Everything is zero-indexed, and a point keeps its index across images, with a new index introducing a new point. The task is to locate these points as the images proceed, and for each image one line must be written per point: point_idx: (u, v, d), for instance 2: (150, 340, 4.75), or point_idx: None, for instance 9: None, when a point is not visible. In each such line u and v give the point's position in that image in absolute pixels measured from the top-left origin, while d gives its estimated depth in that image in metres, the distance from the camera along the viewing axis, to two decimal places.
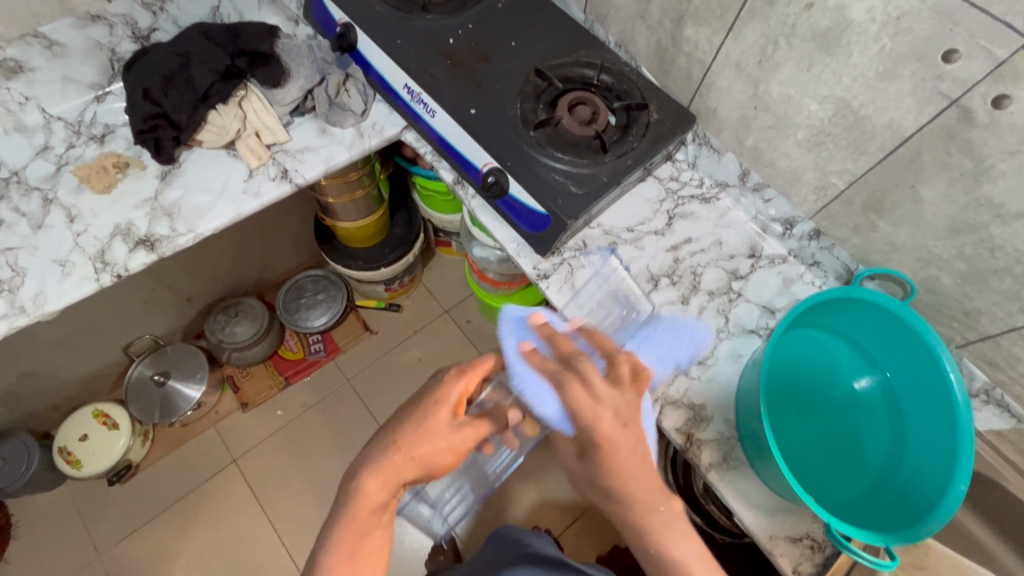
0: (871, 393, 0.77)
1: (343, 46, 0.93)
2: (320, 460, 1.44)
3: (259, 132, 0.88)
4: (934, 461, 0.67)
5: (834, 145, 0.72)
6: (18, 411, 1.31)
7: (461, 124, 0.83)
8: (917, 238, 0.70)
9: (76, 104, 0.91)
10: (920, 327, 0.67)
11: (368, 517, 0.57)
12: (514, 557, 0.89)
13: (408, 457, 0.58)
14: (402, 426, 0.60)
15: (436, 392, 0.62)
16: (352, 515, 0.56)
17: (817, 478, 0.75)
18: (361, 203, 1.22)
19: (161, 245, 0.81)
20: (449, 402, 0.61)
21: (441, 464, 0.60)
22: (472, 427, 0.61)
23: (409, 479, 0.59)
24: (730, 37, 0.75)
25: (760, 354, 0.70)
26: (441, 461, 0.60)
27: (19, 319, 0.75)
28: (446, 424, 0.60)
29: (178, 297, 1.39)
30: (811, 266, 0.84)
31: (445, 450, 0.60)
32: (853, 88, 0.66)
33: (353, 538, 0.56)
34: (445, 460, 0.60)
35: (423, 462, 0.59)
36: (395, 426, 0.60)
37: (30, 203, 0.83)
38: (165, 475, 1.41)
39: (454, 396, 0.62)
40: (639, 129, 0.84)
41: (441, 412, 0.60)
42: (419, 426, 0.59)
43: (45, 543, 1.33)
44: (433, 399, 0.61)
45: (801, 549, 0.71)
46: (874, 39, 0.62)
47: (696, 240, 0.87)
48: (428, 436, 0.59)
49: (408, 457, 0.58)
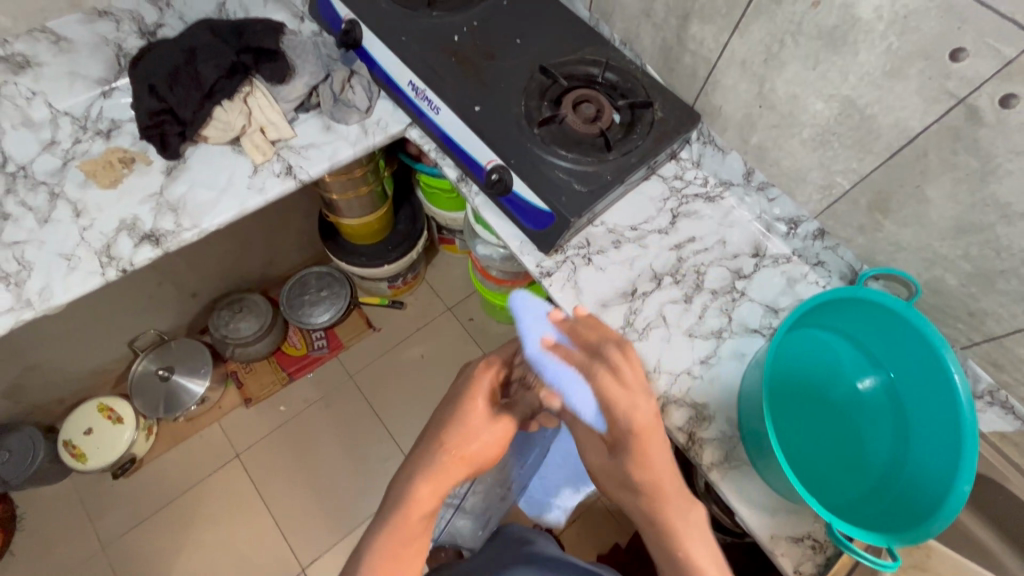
0: (874, 394, 0.77)
1: (348, 42, 0.92)
2: (322, 456, 1.45)
3: (264, 128, 0.89)
4: (937, 462, 0.67)
5: (839, 144, 0.71)
6: (24, 404, 1.32)
7: (466, 121, 0.83)
8: (922, 238, 0.70)
9: (83, 100, 0.91)
10: (925, 327, 0.67)
11: (419, 517, 0.57)
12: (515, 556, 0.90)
13: (458, 457, 0.60)
14: (447, 427, 0.62)
15: (468, 389, 0.65)
16: (404, 517, 0.57)
17: (819, 478, 0.75)
18: (365, 200, 1.22)
19: (166, 240, 0.81)
20: (483, 397, 0.64)
21: (490, 455, 0.63)
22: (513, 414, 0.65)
23: (457, 479, 0.60)
24: (735, 35, 0.75)
25: (763, 353, 0.70)
26: (487, 455, 0.62)
27: (26, 312, 0.76)
28: (486, 415, 0.63)
29: (183, 293, 1.40)
30: (816, 266, 0.84)
31: (489, 445, 0.62)
32: (859, 86, 0.66)
33: (407, 540, 0.56)
34: (492, 450, 0.63)
35: (470, 460, 0.61)
36: (438, 429, 0.63)
37: (36, 198, 0.83)
38: (169, 470, 1.42)
39: (485, 391, 0.65)
40: (643, 128, 0.83)
41: (478, 404, 0.64)
42: (463, 424, 0.62)
43: (49, 536, 1.34)
44: (468, 395, 0.64)
45: (803, 549, 0.71)
46: (881, 38, 0.61)
47: (699, 239, 0.86)
48: (472, 432, 0.61)
49: (458, 456, 0.60)
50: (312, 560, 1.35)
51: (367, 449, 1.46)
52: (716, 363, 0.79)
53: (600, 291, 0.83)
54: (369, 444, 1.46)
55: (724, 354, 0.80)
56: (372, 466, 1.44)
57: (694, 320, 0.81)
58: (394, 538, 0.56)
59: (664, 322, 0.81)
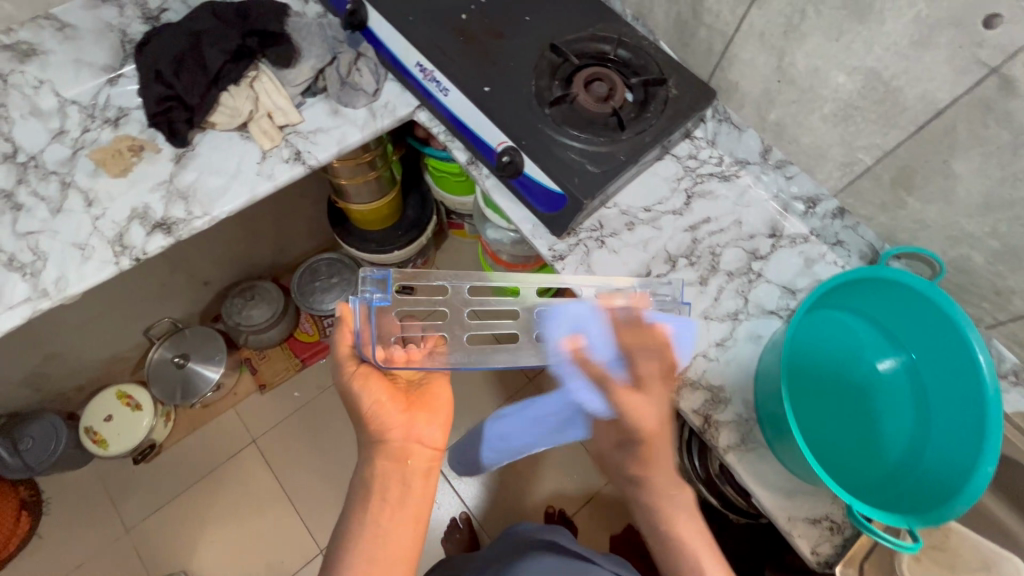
0: (894, 375, 0.76)
1: (354, 23, 0.90)
2: (336, 440, 1.47)
3: (271, 114, 0.87)
4: (960, 443, 0.66)
5: (863, 119, 0.69)
6: (45, 391, 1.34)
7: (475, 102, 0.82)
8: (948, 216, 0.68)
9: (90, 88, 0.90)
10: (949, 306, 0.65)
11: (391, 500, 0.60)
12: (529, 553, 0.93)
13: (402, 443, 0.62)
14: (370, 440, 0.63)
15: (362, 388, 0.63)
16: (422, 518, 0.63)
17: (838, 461, 0.74)
18: (374, 185, 1.21)
19: (178, 229, 0.81)
20: (361, 379, 0.63)
21: (423, 435, 0.62)
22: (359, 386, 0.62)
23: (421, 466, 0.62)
24: (753, 7, 0.72)
25: (782, 334, 0.68)
26: (408, 425, 0.62)
27: (43, 302, 0.76)
28: (391, 405, 0.62)
29: (196, 281, 1.41)
30: (835, 246, 0.82)
31: (398, 420, 0.62)
32: (885, 57, 0.63)
33: (390, 525, 0.59)
34: (427, 430, 0.63)
35: (416, 443, 0.62)
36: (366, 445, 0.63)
37: (48, 187, 0.83)
38: (188, 454, 1.45)
39: (375, 384, 0.63)
40: (657, 106, 0.81)
41: (373, 392, 0.62)
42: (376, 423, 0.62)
43: (75, 520, 1.37)
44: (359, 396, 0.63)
45: (820, 531, 0.71)
46: (910, 5, 0.59)
47: (714, 220, 0.85)
48: (394, 426, 0.62)
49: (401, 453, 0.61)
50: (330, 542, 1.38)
51: None
52: (731, 345, 0.78)
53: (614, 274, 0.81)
54: None
55: (740, 336, 0.79)
56: None
57: (710, 302, 0.80)
58: (371, 520, 0.59)
59: None
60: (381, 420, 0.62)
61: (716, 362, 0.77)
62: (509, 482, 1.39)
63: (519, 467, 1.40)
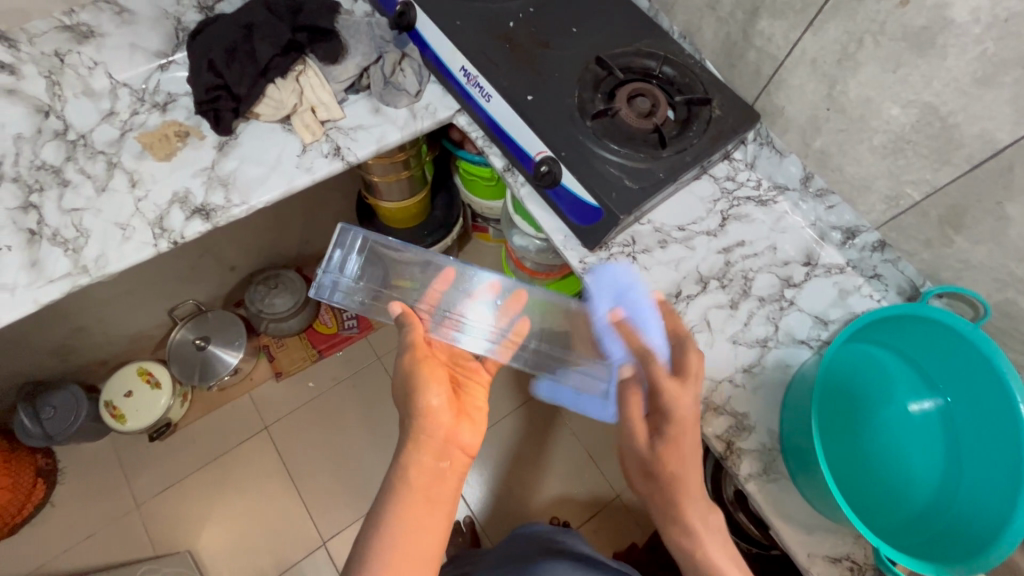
0: (927, 418, 0.74)
1: (400, 24, 0.91)
2: (348, 432, 1.48)
3: (314, 108, 0.89)
4: (996, 496, 0.64)
5: (914, 153, 0.68)
6: (71, 363, 1.37)
7: (517, 110, 0.82)
8: (996, 258, 0.66)
9: (141, 72, 0.93)
10: (993, 352, 0.63)
11: (428, 492, 0.63)
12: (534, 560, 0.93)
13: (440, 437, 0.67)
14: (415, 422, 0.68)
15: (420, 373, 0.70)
16: (411, 491, 0.63)
17: (864, 500, 0.72)
18: (405, 183, 1.22)
19: (216, 215, 0.82)
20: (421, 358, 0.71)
21: (463, 439, 0.68)
22: (421, 380, 0.69)
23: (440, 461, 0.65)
24: (808, 33, 0.71)
25: (817, 366, 0.67)
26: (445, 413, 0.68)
27: (82, 278, 0.78)
28: (438, 396, 0.69)
29: (222, 266, 1.43)
30: (871, 279, 0.81)
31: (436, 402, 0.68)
32: (944, 93, 0.62)
33: (421, 514, 0.61)
34: (470, 438, 0.69)
35: (450, 440, 0.67)
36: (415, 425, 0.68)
37: (95, 166, 0.85)
38: (201, 434, 1.47)
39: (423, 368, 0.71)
40: (699, 126, 0.80)
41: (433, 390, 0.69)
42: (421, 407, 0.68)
43: (89, 491, 1.40)
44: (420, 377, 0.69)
45: (840, 570, 0.69)
46: (976, 42, 0.58)
47: (749, 243, 0.84)
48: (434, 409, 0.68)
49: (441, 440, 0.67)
50: (333, 535, 1.38)
51: (390, 433, 1.48)
52: (759, 372, 0.77)
53: (644, 291, 0.81)
54: (392, 429, 1.48)
55: (768, 364, 0.77)
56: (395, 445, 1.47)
57: (740, 328, 0.79)
58: (408, 511, 0.61)
59: (708, 327, 0.79)
60: (428, 413, 0.67)
61: (742, 389, 0.76)
62: (516, 488, 1.38)
63: (527, 474, 1.39)
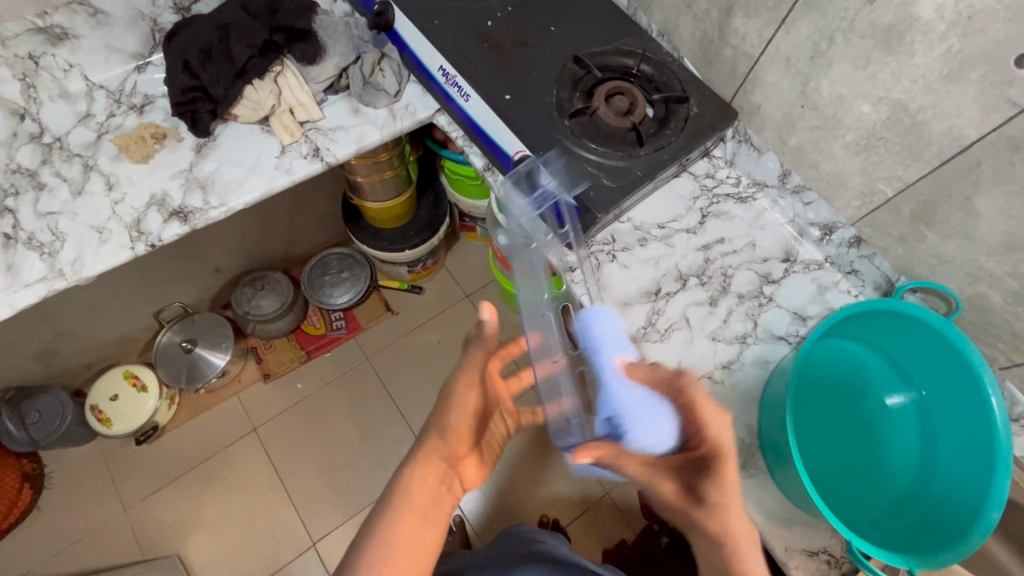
0: (904, 411, 0.75)
1: (378, 24, 0.90)
2: (337, 433, 1.48)
3: (293, 109, 0.89)
4: (969, 486, 0.64)
5: (886, 149, 0.68)
6: (55, 367, 1.36)
7: (495, 110, 0.82)
8: (967, 253, 0.66)
9: (118, 73, 0.91)
10: (963, 345, 0.64)
11: (427, 508, 0.61)
12: (520, 559, 0.93)
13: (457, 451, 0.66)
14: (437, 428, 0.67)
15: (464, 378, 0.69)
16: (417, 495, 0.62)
17: (844, 494, 0.72)
18: (390, 183, 1.22)
19: (194, 217, 0.82)
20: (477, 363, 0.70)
21: (466, 466, 0.67)
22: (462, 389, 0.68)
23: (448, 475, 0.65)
24: (781, 31, 0.72)
25: (793, 361, 0.67)
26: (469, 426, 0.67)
27: (58, 282, 0.77)
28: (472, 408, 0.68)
29: (208, 268, 1.43)
30: (848, 275, 0.81)
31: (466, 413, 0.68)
32: (912, 90, 0.62)
33: (424, 517, 0.60)
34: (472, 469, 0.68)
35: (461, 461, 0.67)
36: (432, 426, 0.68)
37: (71, 169, 0.85)
38: (188, 437, 1.46)
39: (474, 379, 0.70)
40: (676, 124, 0.81)
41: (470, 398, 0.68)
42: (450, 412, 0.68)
43: (76, 495, 1.39)
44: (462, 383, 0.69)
45: (817, 564, 0.70)
46: (941, 39, 0.58)
47: (728, 241, 0.84)
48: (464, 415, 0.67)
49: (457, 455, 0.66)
50: (323, 536, 1.38)
51: (379, 434, 1.48)
52: (738, 369, 0.77)
53: (624, 289, 0.81)
54: (381, 430, 1.48)
55: (747, 360, 0.78)
56: (385, 445, 1.47)
57: (719, 324, 0.79)
58: (409, 513, 0.60)
59: (687, 324, 0.79)
60: (456, 431, 0.66)
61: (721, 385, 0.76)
62: (506, 486, 1.39)
63: (516, 472, 1.40)
